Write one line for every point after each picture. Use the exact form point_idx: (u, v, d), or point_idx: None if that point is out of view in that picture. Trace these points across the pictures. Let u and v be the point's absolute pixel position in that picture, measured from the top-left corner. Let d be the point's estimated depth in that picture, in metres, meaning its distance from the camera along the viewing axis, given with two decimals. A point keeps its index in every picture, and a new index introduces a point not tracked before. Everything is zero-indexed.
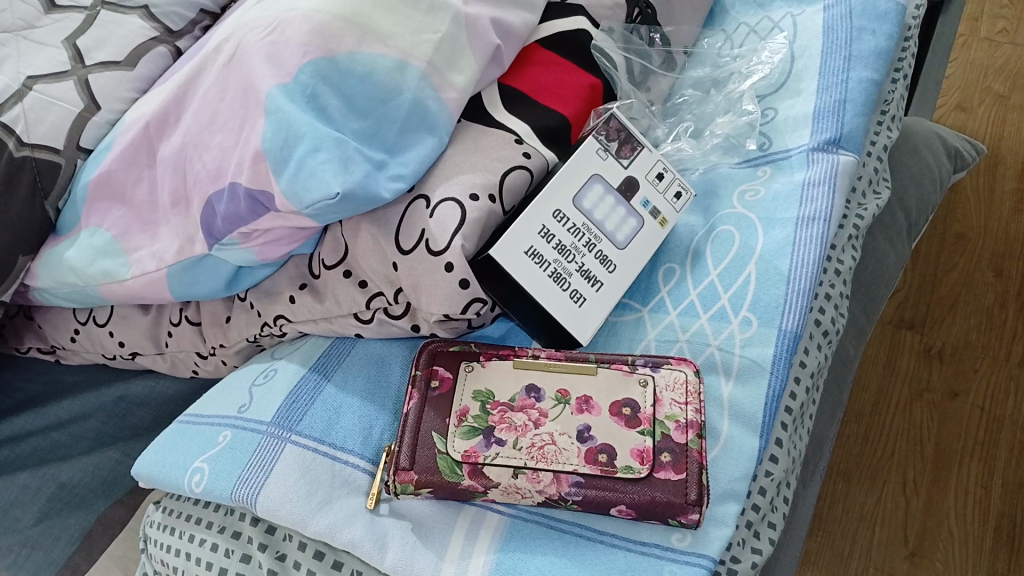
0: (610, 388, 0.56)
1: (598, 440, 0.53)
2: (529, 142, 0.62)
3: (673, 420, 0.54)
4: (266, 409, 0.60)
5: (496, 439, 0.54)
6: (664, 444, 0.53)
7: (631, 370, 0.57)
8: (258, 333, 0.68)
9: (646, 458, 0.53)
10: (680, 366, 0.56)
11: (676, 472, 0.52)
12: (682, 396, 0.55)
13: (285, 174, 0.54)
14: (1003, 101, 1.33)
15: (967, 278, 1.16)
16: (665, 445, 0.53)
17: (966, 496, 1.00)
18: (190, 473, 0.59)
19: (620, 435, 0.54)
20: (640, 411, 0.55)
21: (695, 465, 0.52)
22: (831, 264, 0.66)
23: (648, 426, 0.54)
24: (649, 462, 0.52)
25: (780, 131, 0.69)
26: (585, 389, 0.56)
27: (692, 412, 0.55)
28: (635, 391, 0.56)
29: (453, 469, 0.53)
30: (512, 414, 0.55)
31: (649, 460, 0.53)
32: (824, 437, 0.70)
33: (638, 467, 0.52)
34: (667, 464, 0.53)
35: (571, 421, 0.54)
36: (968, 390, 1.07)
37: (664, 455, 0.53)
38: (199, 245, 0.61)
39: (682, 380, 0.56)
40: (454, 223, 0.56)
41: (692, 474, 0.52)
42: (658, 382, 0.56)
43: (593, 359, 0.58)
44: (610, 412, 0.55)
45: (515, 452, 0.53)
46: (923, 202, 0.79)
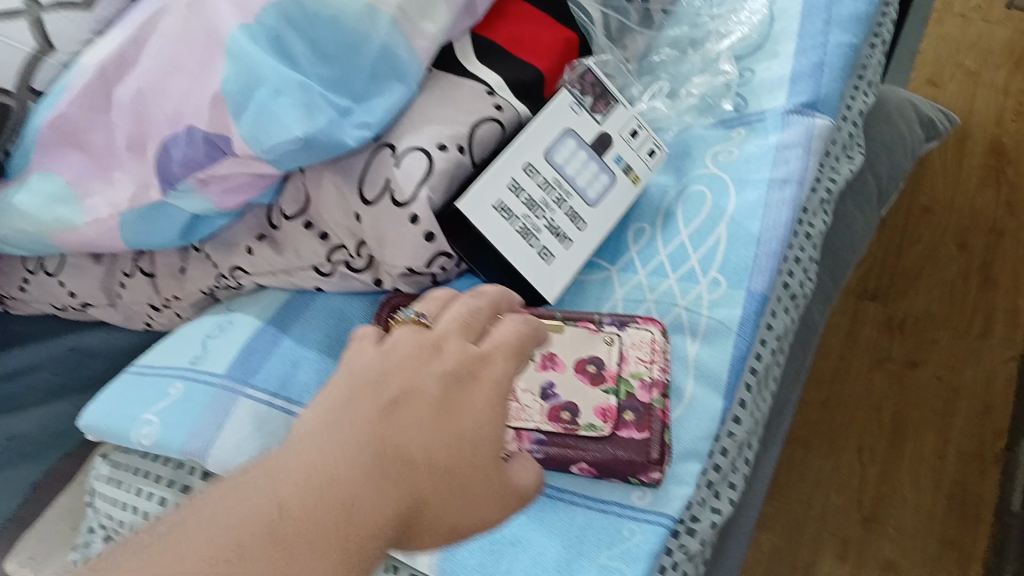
0: (575, 346, 0.54)
1: (561, 397, 0.52)
2: (500, 93, 0.60)
3: (637, 378, 0.53)
4: (220, 362, 0.58)
5: None
6: (628, 403, 0.52)
7: (598, 329, 0.55)
8: (214, 285, 0.66)
9: (609, 418, 0.52)
10: (647, 326, 0.55)
11: (639, 431, 0.51)
12: (648, 355, 0.54)
13: (244, 119, 0.52)
14: (975, 77, 1.33)
15: (931, 250, 1.17)
16: (628, 405, 0.52)
17: (921, 463, 1.01)
18: (138, 425, 0.57)
19: (584, 394, 0.52)
20: (605, 369, 0.54)
21: (659, 426, 0.51)
22: (802, 227, 0.65)
23: (614, 384, 0.53)
24: (612, 422, 0.51)
25: (756, 93, 0.68)
26: (550, 346, 0.55)
27: (658, 372, 0.54)
28: (600, 348, 0.54)
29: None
30: None
31: (612, 418, 0.51)
32: (786, 402, 0.70)
33: (601, 425, 0.51)
34: (630, 424, 0.51)
35: (534, 378, 0.53)
36: (927, 360, 1.08)
37: (628, 414, 0.52)
38: (154, 191, 0.58)
39: (649, 340, 0.55)
40: (420, 173, 0.54)
41: (655, 435, 0.51)
42: (624, 340, 0.54)
43: (558, 316, 0.56)
44: (576, 369, 0.54)
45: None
46: (894, 169, 0.79)
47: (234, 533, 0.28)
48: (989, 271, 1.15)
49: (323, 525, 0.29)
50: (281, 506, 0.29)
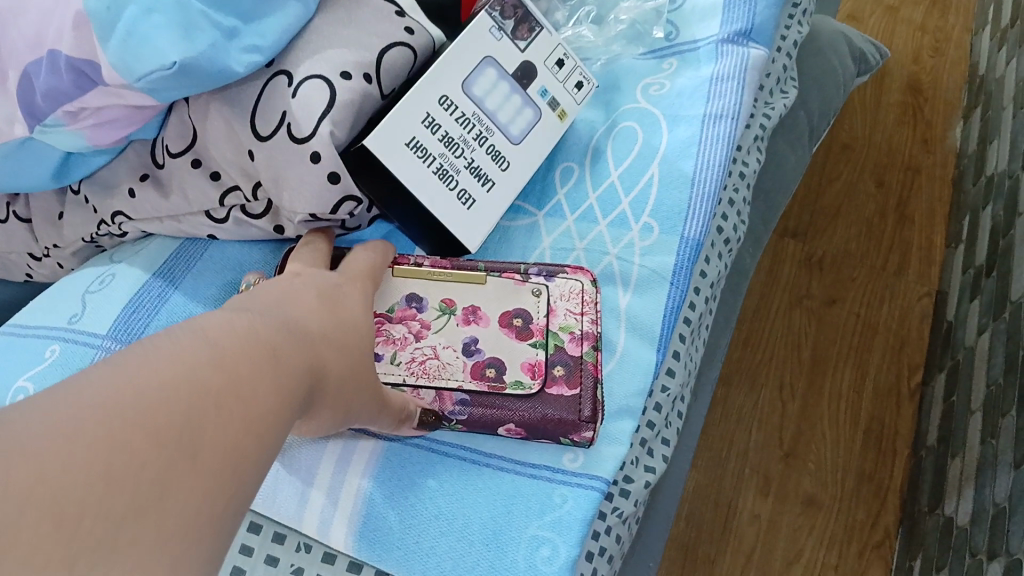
0: (500, 297, 0.51)
1: (484, 353, 0.50)
2: (412, 16, 0.53)
3: (564, 332, 0.51)
4: (103, 321, 0.52)
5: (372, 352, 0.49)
6: (556, 360, 0.50)
7: (523, 279, 0.52)
8: (97, 233, 0.59)
9: (535, 375, 0.49)
10: (576, 276, 0.52)
11: (567, 388, 0.49)
12: (577, 306, 0.51)
13: (112, 41, 0.45)
14: (894, 14, 1.31)
15: (849, 187, 1.16)
16: (555, 360, 0.50)
17: (839, 399, 1.01)
18: (12, 393, 0.50)
19: (511, 350, 0.50)
20: (531, 322, 0.51)
21: (588, 382, 0.49)
22: (736, 167, 0.62)
23: (540, 338, 0.50)
24: (539, 378, 0.49)
25: (688, 20, 0.63)
26: (473, 299, 0.51)
27: (587, 323, 0.51)
28: (526, 301, 0.51)
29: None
30: (390, 326, 0.50)
31: (540, 374, 0.49)
32: (718, 349, 0.68)
33: (529, 382, 0.49)
34: (557, 381, 0.49)
35: (455, 334, 0.50)
36: (845, 297, 1.08)
37: (557, 369, 0.50)
38: (18, 127, 0.51)
39: (578, 289, 0.51)
40: (321, 105, 0.48)
41: (584, 391, 0.48)
42: (552, 291, 0.52)
43: (481, 268, 0.52)
44: (501, 323, 0.51)
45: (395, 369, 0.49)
46: (827, 104, 0.76)
47: (141, 401, 0.25)
48: (904, 208, 1.15)
49: (224, 413, 0.27)
50: (184, 404, 0.26)
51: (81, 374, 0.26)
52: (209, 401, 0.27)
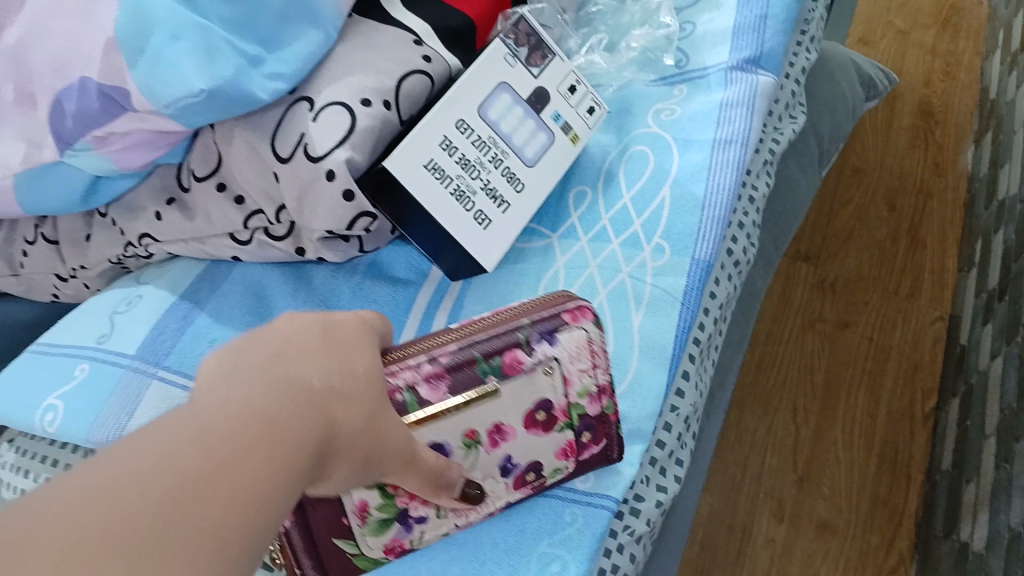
0: (515, 402, 0.43)
1: (518, 462, 0.45)
2: (428, 43, 0.55)
3: (579, 400, 0.46)
4: (130, 342, 0.54)
5: (414, 519, 0.43)
6: (580, 429, 0.46)
7: (532, 364, 0.43)
8: (122, 254, 0.61)
9: (571, 453, 0.46)
10: (575, 322, 0.45)
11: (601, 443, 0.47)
12: (588, 362, 0.45)
13: (140, 66, 0.47)
14: (904, 37, 1.34)
15: (861, 211, 1.17)
16: (582, 429, 0.46)
17: (852, 423, 1.01)
18: (42, 411, 0.53)
19: (543, 446, 0.45)
20: (555, 405, 0.45)
21: (608, 430, 0.47)
22: (746, 190, 0.63)
23: (568, 420, 0.46)
24: (572, 453, 0.46)
25: (698, 47, 0.65)
26: (491, 414, 0.43)
27: (601, 375, 0.46)
28: (541, 385, 0.44)
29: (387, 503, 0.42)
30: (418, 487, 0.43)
31: (574, 451, 0.46)
32: (729, 371, 0.68)
33: (564, 465, 0.47)
34: (587, 442, 0.47)
35: (489, 462, 0.44)
36: (858, 322, 1.08)
37: (585, 435, 0.46)
38: (47, 151, 0.53)
39: (588, 339, 0.45)
40: (340, 129, 0.50)
41: (610, 437, 0.47)
42: (567, 359, 0.44)
43: (479, 356, 0.42)
44: (527, 425, 0.44)
45: (442, 518, 0.45)
46: (836, 129, 0.77)
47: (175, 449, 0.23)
48: (916, 232, 1.15)
49: (265, 468, 0.25)
50: (232, 444, 0.24)
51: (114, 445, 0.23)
52: (236, 452, 0.24)
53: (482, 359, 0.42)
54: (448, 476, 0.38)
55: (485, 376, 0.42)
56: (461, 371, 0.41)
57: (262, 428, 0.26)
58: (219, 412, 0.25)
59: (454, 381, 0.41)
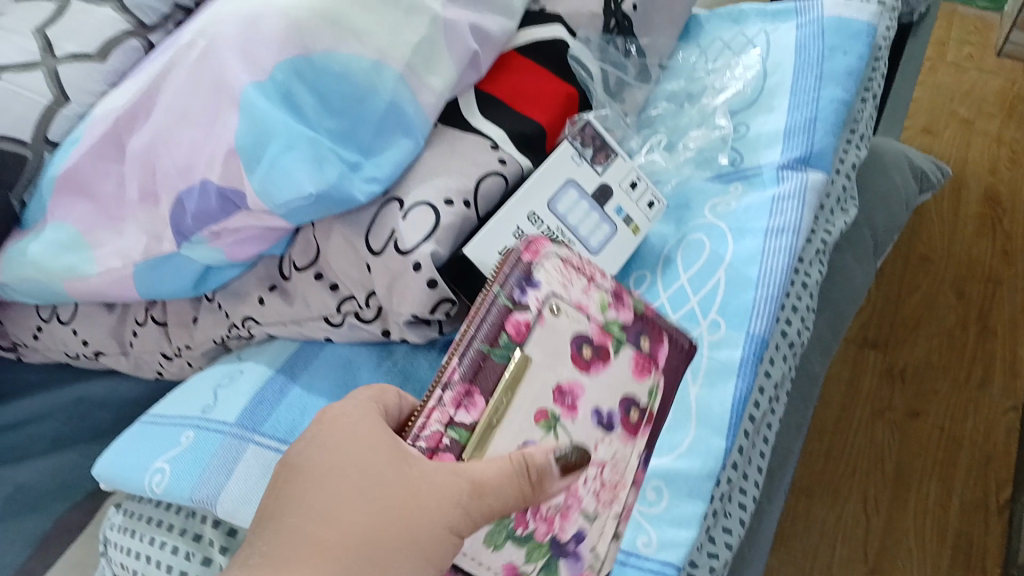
0: (555, 353, 0.45)
1: (615, 409, 0.48)
2: (505, 148, 0.62)
3: (603, 320, 0.49)
4: (230, 411, 0.60)
5: (563, 537, 0.46)
6: (636, 342, 0.50)
7: (537, 311, 0.45)
8: (226, 335, 0.67)
9: (645, 360, 0.50)
10: (540, 254, 0.47)
11: (658, 342, 0.51)
12: (577, 276, 0.48)
13: (257, 172, 0.54)
14: (969, 126, 1.37)
15: (930, 298, 1.18)
16: (634, 338, 0.50)
17: (924, 514, 1.01)
18: (150, 473, 0.59)
19: (621, 386, 0.48)
20: (592, 335, 0.47)
21: (647, 317, 0.51)
22: (798, 277, 0.67)
23: (614, 336, 0.49)
24: (648, 364, 0.50)
25: (752, 147, 0.70)
26: (547, 379, 0.45)
27: (606, 291, 0.49)
28: (565, 325, 0.46)
29: (532, 552, 0.44)
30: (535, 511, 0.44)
31: (641, 360, 0.50)
32: (790, 454, 0.70)
33: (648, 380, 0.50)
34: (654, 351, 0.51)
35: (594, 434, 0.47)
36: (928, 411, 1.08)
37: (639, 343, 0.50)
38: (166, 243, 0.60)
39: (563, 261, 0.48)
40: (426, 225, 0.56)
41: (651, 315, 0.52)
42: (569, 294, 0.47)
43: (485, 347, 0.43)
44: (583, 368, 0.46)
45: (596, 520, 0.47)
46: (890, 221, 0.81)
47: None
48: (986, 319, 1.16)
49: None
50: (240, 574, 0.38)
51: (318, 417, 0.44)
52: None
53: (487, 348, 0.43)
54: (532, 461, 0.40)
55: (511, 354, 0.44)
56: (484, 369, 0.43)
57: (356, 531, 0.39)
58: (324, 521, 0.39)
59: (483, 377, 0.43)
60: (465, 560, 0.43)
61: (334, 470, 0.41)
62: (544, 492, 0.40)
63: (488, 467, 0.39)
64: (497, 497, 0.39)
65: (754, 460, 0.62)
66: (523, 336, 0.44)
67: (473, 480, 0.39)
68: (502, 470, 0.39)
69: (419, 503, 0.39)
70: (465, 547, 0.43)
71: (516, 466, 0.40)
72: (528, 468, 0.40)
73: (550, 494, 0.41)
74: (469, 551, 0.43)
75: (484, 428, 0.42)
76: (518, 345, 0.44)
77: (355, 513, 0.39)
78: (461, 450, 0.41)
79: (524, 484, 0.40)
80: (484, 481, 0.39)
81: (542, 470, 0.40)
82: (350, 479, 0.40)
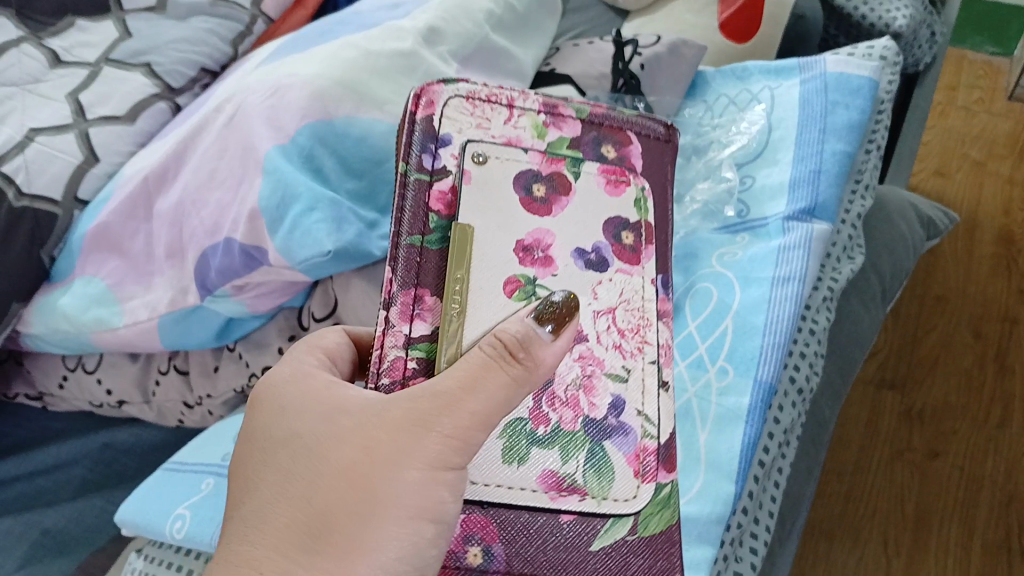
0: (509, 217, 0.45)
1: (602, 242, 0.47)
2: None
3: (542, 147, 0.49)
4: None
5: (597, 425, 0.44)
6: (595, 154, 0.50)
7: (458, 169, 0.45)
8: (246, 383, 0.69)
9: (614, 168, 0.50)
10: (436, 101, 0.47)
11: (627, 146, 0.51)
12: (491, 112, 0.48)
13: (280, 232, 0.57)
14: (981, 167, 1.38)
15: (946, 338, 1.19)
16: (590, 150, 0.50)
17: (946, 556, 1.00)
18: (171, 519, 0.60)
19: (598, 215, 0.48)
20: (540, 171, 0.47)
21: (597, 122, 0.51)
22: (806, 324, 0.68)
23: (564, 160, 0.48)
24: (620, 176, 0.50)
25: (758, 199, 0.73)
26: (506, 242, 0.45)
27: (534, 112, 0.49)
28: (501, 169, 0.46)
29: (564, 446, 0.43)
30: (552, 410, 0.43)
31: (606, 171, 0.49)
32: (802, 499, 0.70)
33: (632, 189, 0.50)
34: (625, 157, 0.51)
35: (589, 278, 0.46)
36: (948, 451, 1.08)
37: (593, 150, 0.50)
38: (191, 296, 0.62)
39: (463, 96, 0.47)
40: None
41: (601, 115, 0.51)
42: (490, 137, 0.47)
43: (417, 238, 0.44)
44: (543, 208, 0.46)
45: (632, 380, 0.46)
46: (897, 267, 0.82)
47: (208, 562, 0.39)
48: (1004, 358, 1.16)
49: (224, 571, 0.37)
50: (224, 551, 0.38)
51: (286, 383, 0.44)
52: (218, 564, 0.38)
53: (419, 240, 0.44)
54: (505, 338, 0.38)
55: (447, 228, 0.44)
56: (425, 261, 0.43)
57: (307, 525, 0.38)
58: (269, 525, 0.38)
59: (427, 272, 0.43)
60: (485, 486, 0.41)
61: (274, 465, 0.40)
62: (539, 363, 0.39)
63: (455, 373, 0.38)
64: (482, 399, 0.38)
65: (765, 503, 0.63)
66: (454, 208, 0.45)
67: (434, 393, 0.38)
68: (475, 366, 0.38)
69: (378, 455, 0.38)
70: (473, 471, 0.41)
71: (490, 360, 0.38)
72: (504, 348, 0.38)
73: (535, 373, 0.39)
74: (481, 474, 0.41)
75: (450, 315, 0.42)
76: (451, 220, 0.44)
77: (302, 506, 0.38)
78: (428, 368, 0.42)
79: (511, 372, 0.38)
80: (450, 389, 0.38)
81: (522, 341, 0.38)
82: (294, 470, 0.39)
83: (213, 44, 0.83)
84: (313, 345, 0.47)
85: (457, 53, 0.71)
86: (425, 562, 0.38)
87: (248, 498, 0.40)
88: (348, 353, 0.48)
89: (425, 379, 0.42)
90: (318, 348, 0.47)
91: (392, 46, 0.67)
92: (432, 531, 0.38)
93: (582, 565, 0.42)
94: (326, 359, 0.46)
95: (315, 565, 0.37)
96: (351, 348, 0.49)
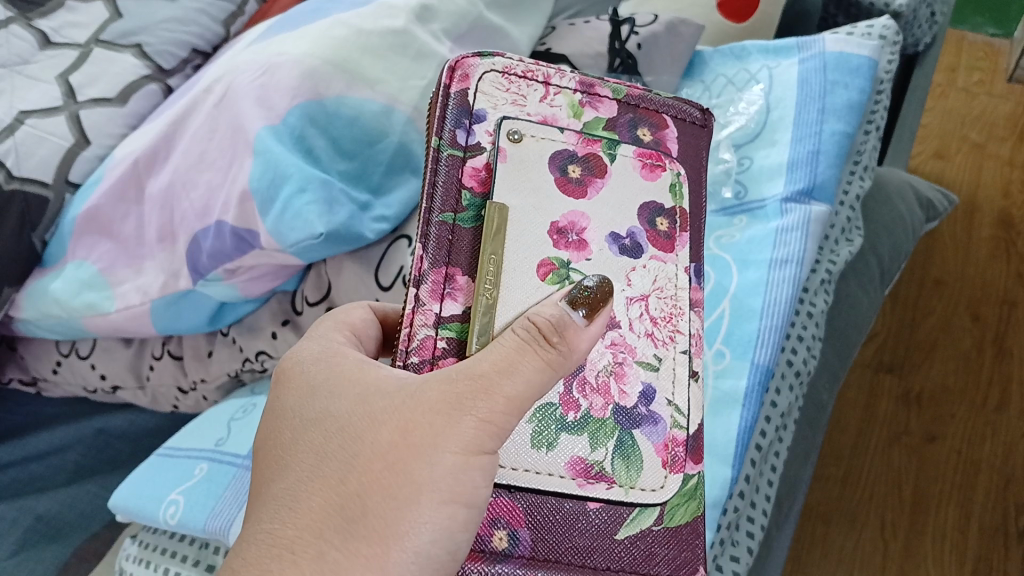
0: (544, 206, 0.44)
1: (636, 226, 0.47)
2: None
3: (577, 126, 0.48)
4: (240, 443, 0.61)
5: (625, 412, 0.43)
6: (632, 136, 0.49)
7: (493, 146, 0.45)
8: (240, 368, 0.69)
9: (650, 152, 0.49)
10: (471, 75, 0.46)
11: (663, 128, 0.51)
12: (523, 91, 0.47)
13: (272, 213, 0.57)
14: (981, 149, 1.37)
15: (945, 322, 1.18)
16: (626, 132, 0.49)
17: (943, 539, 1.00)
18: (165, 504, 0.60)
19: (633, 199, 0.47)
20: (576, 152, 0.47)
21: (633, 103, 0.50)
22: (803, 307, 0.68)
23: (600, 142, 0.48)
24: (656, 160, 0.49)
25: (756, 180, 0.72)
26: (540, 223, 0.44)
27: (570, 90, 0.49)
28: (537, 148, 0.46)
29: (594, 435, 0.42)
30: (590, 395, 0.43)
31: (646, 155, 0.49)
32: (799, 482, 0.70)
33: (672, 175, 0.49)
34: (661, 141, 0.51)
35: (622, 264, 0.46)
36: (946, 435, 1.08)
37: (632, 136, 0.49)
38: (183, 280, 0.62)
39: (499, 71, 0.47)
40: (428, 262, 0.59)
41: (637, 96, 0.51)
42: (525, 114, 0.47)
43: (449, 216, 0.43)
44: (574, 186, 0.46)
45: (663, 365, 0.45)
46: (896, 249, 0.81)
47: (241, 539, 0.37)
48: (1003, 342, 1.15)
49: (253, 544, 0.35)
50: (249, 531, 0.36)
51: (313, 365, 0.42)
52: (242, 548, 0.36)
53: (451, 217, 0.43)
54: (540, 321, 0.38)
55: (481, 205, 0.44)
56: (457, 240, 0.43)
57: (339, 506, 0.36)
58: (299, 504, 0.36)
59: (459, 251, 0.43)
60: (513, 470, 0.40)
61: (304, 444, 0.38)
62: (573, 350, 0.38)
63: (490, 357, 0.37)
64: (519, 382, 0.37)
65: (762, 487, 0.63)
66: (488, 186, 0.44)
67: (471, 375, 0.37)
68: (510, 349, 0.37)
69: (413, 438, 0.36)
70: (503, 456, 0.40)
71: (524, 343, 0.37)
72: (539, 332, 0.38)
73: (569, 359, 0.38)
74: (510, 459, 0.40)
75: (482, 302, 0.41)
76: (485, 197, 0.44)
77: (335, 487, 0.36)
78: (459, 348, 0.41)
79: (546, 355, 0.37)
80: (486, 371, 0.37)
81: (556, 325, 0.38)
82: (326, 448, 0.38)
83: (205, 24, 0.82)
84: (339, 321, 0.46)
85: (450, 31, 0.70)
86: (456, 546, 0.36)
87: (277, 477, 0.38)
88: (374, 331, 0.48)
89: (458, 360, 0.41)
90: (345, 326, 0.46)
91: (384, 24, 0.66)
92: (464, 515, 0.37)
93: (608, 554, 0.42)
94: (352, 336, 0.46)
95: (347, 548, 0.35)
96: (377, 326, 0.48)
